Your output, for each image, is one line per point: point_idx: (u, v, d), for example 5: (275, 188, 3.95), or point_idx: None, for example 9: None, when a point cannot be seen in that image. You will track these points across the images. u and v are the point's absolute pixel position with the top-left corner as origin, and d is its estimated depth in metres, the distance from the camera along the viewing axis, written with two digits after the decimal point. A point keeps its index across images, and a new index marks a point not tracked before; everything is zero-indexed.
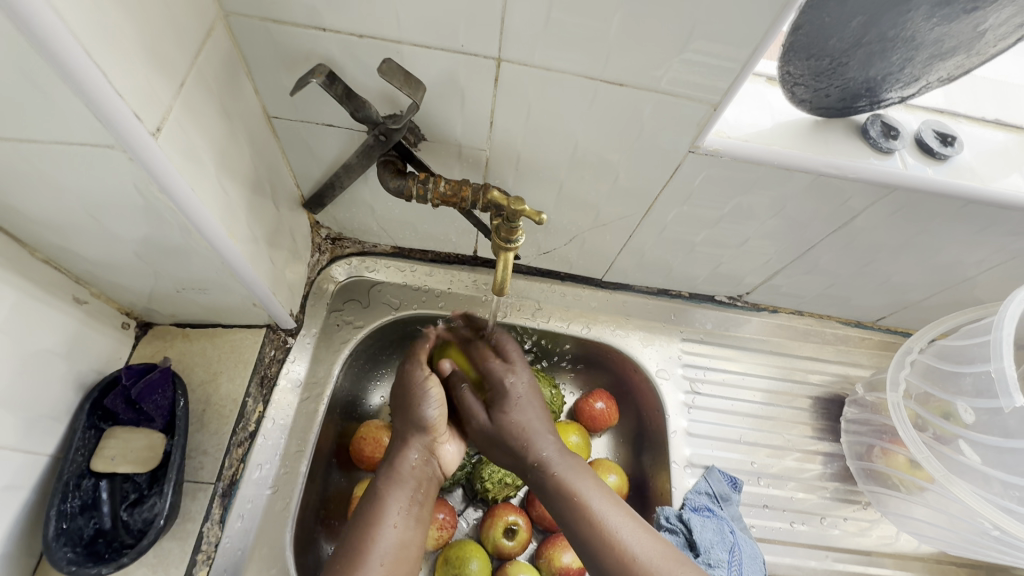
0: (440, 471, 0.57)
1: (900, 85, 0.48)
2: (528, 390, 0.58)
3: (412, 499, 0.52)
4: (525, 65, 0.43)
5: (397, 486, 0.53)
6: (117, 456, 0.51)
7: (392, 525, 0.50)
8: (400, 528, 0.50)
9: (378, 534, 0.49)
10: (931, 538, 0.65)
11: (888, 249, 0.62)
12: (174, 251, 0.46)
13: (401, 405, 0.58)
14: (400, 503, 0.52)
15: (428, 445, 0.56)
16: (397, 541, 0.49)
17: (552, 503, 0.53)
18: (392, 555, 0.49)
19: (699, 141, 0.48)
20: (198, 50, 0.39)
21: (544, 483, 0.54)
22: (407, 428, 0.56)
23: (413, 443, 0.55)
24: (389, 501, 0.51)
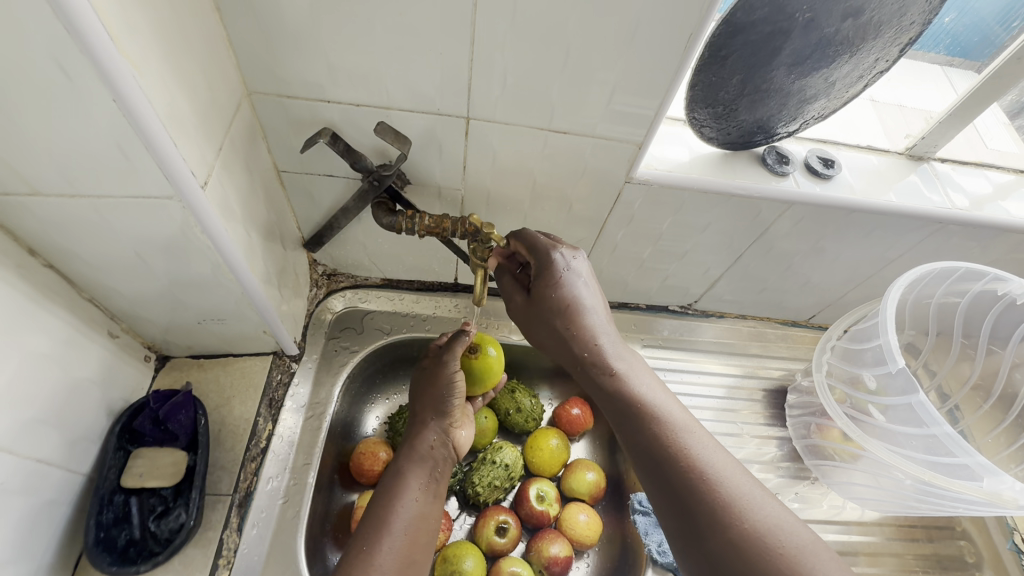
0: (452, 454, 0.67)
1: (785, 122, 0.61)
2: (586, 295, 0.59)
3: (430, 476, 0.62)
4: (488, 120, 0.55)
5: (417, 463, 0.63)
6: (146, 473, 0.57)
7: (414, 498, 0.59)
8: (420, 502, 0.59)
9: (401, 506, 0.58)
10: (869, 500, 0.74)
11: (801, 254, 0.74)
12: (203, 284, 0.55)
13: (425, 392, 0.68)
14: (419, 480, 0.61)
15: (443, 427, 0.67)
16: (418, 512, 0.58)
17: (618, 414, 0.54)
18: (414, 525, 0.57)
19: (632, 173, 0.60)
20: (231, 121, 0.49)
21: (614, 397, 0.55)
22: (427, 414, 0.67)
23: (432, 426, 0.66)
24: (409, 474, 0.61)
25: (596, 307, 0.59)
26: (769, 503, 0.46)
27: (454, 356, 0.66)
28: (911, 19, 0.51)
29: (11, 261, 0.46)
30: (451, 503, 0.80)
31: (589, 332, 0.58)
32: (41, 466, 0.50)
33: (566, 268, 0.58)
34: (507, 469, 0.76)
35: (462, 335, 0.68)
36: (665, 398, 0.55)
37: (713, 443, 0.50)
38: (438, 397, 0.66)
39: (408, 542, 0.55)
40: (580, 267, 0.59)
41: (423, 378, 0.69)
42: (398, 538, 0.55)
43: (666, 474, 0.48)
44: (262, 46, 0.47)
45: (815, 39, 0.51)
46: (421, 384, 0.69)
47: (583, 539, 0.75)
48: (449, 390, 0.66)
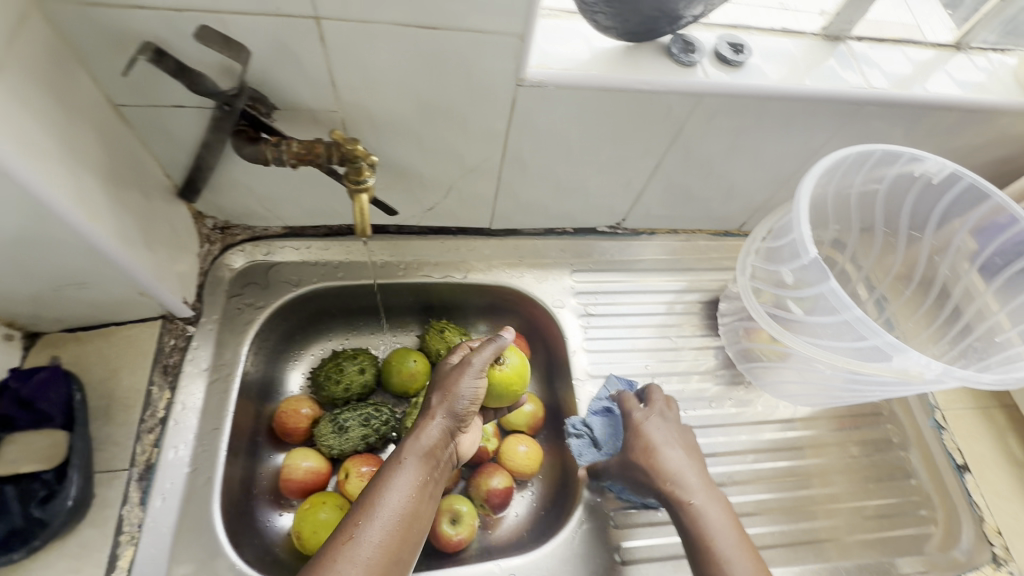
0: (453, 456, 0.61)
1: (688, 4, 0.54)
2: (677, 450, 0.63)
3: (428, 474, 0.56)
4: (342, 19, 0.47)
5: (420, 457, 0.56)
6: (20, 458, 0.53)
7: (409, 496, 0.53)
8: (414, 504, 0.54)
9: (394, 501, 0.52)
10: (799, 395, 0.75)
11: (721, 156, 0.71)
12: (37, 242, 0.48)
13: (444, 389, 0.60)
14: (416, 478, 0.55)
15: (455, 428, 0.60)
16: (409, 511, 0.53)
17: (691, 552, 0.58)
18: (401, 523, 0.52)
19: (523, 74, 0.54)
20: (15, 37, 0.41)
21: (686, 529, 0.59)
22: (439, 407, 0.59)
23: (441, 424, 0.59)
24: (406, 465, 0.55)
25: (686, 451, 0.64)
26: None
27: (479, 362, 0.62)
28: None
29: None
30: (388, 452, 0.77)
31: (668, 470, 0.61)
32: None
33: (645, 425, 0.65)
34: None
35: (496, 341, 0.64)
36: (736, 538, 0.57)
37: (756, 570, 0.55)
38: (456, 398, 0.60)
39: (391, 541, 0.50)
40: (660, 420, 0.66)
41: (446, 374, 0.62)
42: (381, 535, 0.50)
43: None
44: None
45: None
46: (440, 380, 0.62)
47: (522, 469, 0.75)
48: (468, 394, 0.60)
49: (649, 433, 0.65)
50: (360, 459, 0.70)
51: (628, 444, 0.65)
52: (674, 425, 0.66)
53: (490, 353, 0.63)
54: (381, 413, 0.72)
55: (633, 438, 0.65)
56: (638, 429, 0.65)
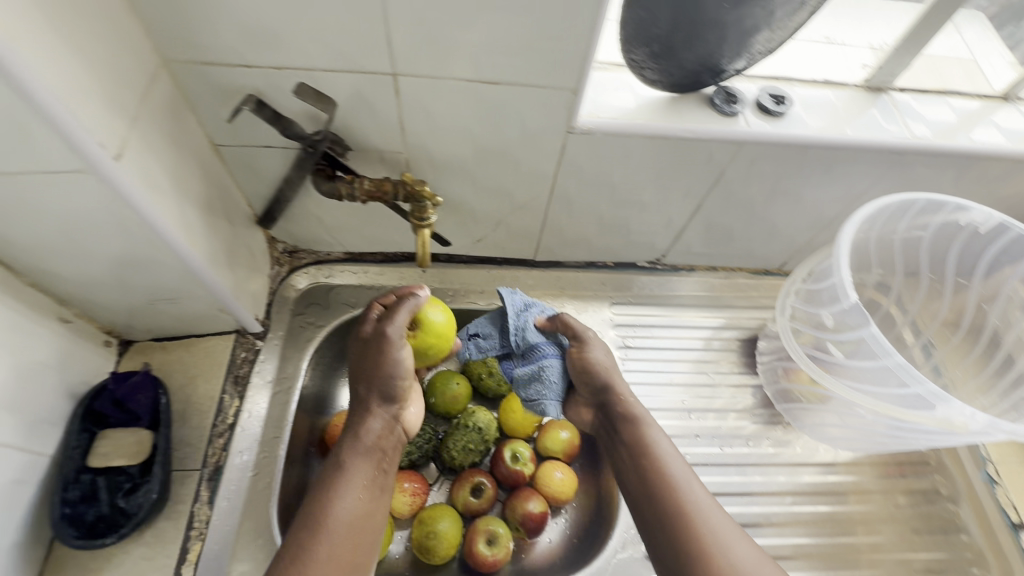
0: (400, 438, 0.65)
1: (730, 58, 0.59)
2: (620, 375, 0.67)
3: (373, 469, 0.59)
4: (415, 76, 0.53)
5: (361, 456, 0.59)
6: (111, 451, 0.58)
7: (356, 496, 0.57)
8: (365, 498, 0.57)
9: (342, 503, 0.56)
10: (839, 439, 0.75)
11: (761, 198, 0.73)
12: (145, 263, 0.55)
13: (377, 368, 0.62)
14: (362, 475, 0.58)
15: (391, 413, 0.64)
16: (362, 510, 0.56)
17: (638, 465, 0.60)
18: (356, 521, 0.55)
19: (573, 121, 0.59)
20: (146, 91, 0.48)
21: (633, 444, 0.62)
22: (370, 398, 0.62)
23: (378, 414, 0.62)
24: (352, 466, 0.58)
25: (619, 372, 0.67)
26: (740, 542, 0.54)
27: (397, 330, 0.62)
28: None
29: None
30: (428, 471, 0.81)
31: (616, 384, 0.65)
32: None
33: (595, 355, 0.66)
34: (480, 432, 0.78)
35: (407, 304, 0.64)
36: (682, 463, 0.60)
37: (702, 487, 0.58)
38: (389, 377, 0.62)
39: (351, 543, 0.54)
40: (606, 350, 0.68)
41: (368, 351, 0.63)
42: (337, 540, 0.53)
43: (671, 521, 0.55)
44: (166, 9, 0.46)
45: None
46: (364, 362, 0.63)
47: (558, 495, 0.76)
48: (398, 367, 0.62)
49: (600, 372, 0.66)
50: (403, 475, 0.75)
51: (579, 375, 0.67)
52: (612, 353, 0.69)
53: (406, 319, 0.63)
54: (423, 432, 0.77)
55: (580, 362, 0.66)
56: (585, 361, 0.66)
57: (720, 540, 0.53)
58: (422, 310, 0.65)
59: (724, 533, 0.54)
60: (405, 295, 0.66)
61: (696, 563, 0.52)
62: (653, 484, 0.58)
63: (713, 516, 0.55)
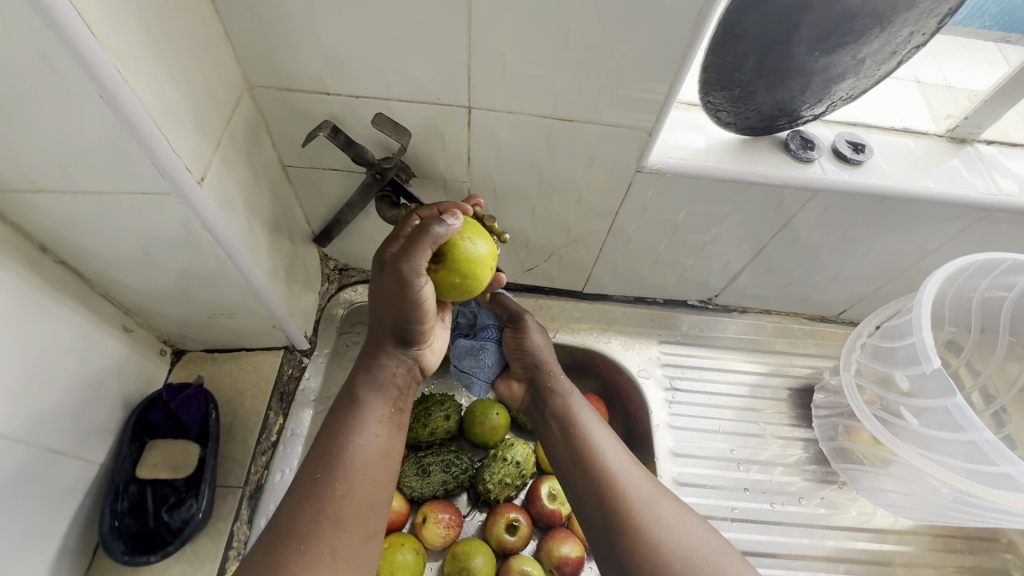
0: (420, 377, 0.58)
1: (810, 104, 0.57)
2: (548, 350, 0.71)
3: (393, 408, 0.53)
4: (490, 109, 0.53)
5: (376, 394, 0.52)
6: (159, 463, 0.59)
7: (375, 433, 0.50)
8: (383, 436, 0.51)
9: (356, 442, 0.49)
10: (902, 507, 0.69)
11: (829, 246, 0.70)
12: (210, 280, 0.56)
13: (395, 305, 0.52)
14: (377, 411, 0.52)
15: (413, 354, 0.56)
16: (380, 449, 0.50)
17: (563, 431, 0.62)
18: (375, 461, 0.49)
19: (643, 160, 0.58)
20: (230, 115, 0.49)
21: (558, 413, 0.64)
22: (388, 337, 0.54)
23: (394, 354, 0.54)
24: (367, 404, 0.51)
25: (549, 348, 0.71)
26: (665, 499, 0.55)
27: (416, 271, 0.49)
28: None
29: (21, 256, 0.47)
30: (461, 500, 0.79)
31: (544, 361, 0.69)
32: (55, 455, 0.52)
33: (530, 332, 0.71)
34: (519, 467, 0.74)
35: (429, 238, 0.48)
36: (605, 432, 0.62)
37: (625, 452, 0.60)
38: (409, 316, 0.52)
39: (368, 484, 0.48)
40: (544, 335, 0.72)
41: (385, 286, 0.52)
42: (356, 481, 0.47)
43: (595, 483, 0.56)
44: (259, 37, 0.47)
45: (839, 13, 0.47)
46: (381, 297, 0.53)
47: None
48: (418, 307, 0.52)
49: (536, 353, 0.70)
50: (438, 505, 0.73)
51: (513, 351, 0.71)
52: (547, 337, 0.73)
53: (427, 257, 0.49)
54: (460, 462, 0.75)
55: (516, 342, 0.71)
56: (524, 341, 0.70)
57: (643, 498, 0.54)
58: (460, 238, 0.50)
59: (648, 493, 0.55)
60: (430, 220, 0.50)
61: (624, 521, 0.53)
62: (576, 450, 0.60)
63: (635, 477, 0.56)
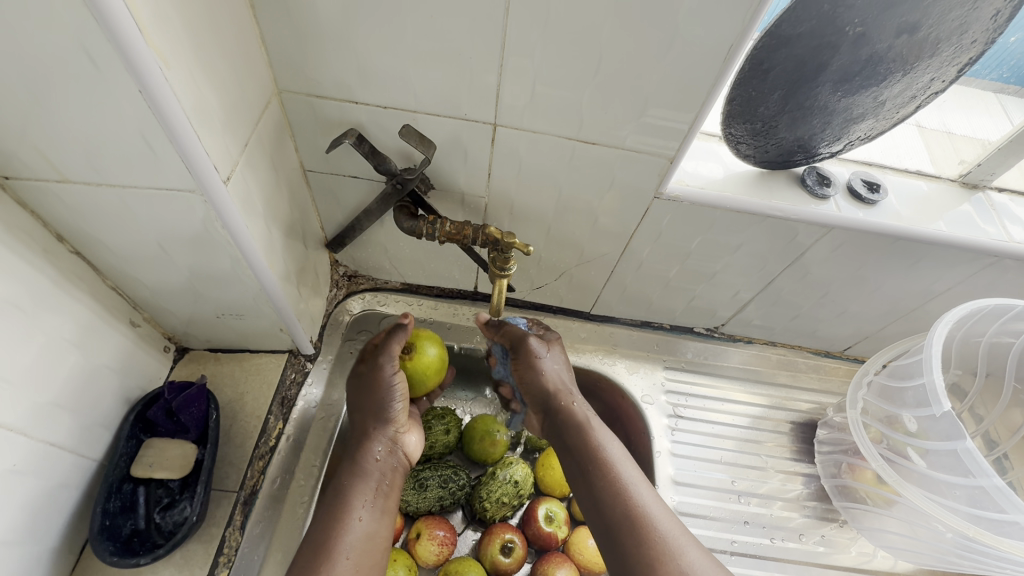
0: (404, 462, 0.62)
1: (828, 142, 0.58)
2: (565, 373, 0.68)
3: (375, 491, 0.56)
4: (515, 128, 0.54)
5: (360, 478, 0.56)
6: (155, 463, 0.57)
7: (358, 519, 0.53)
8: (367, 521, 0.54)
9: (344, 529, 0.51)
10: (903, 550, 0.68)
11: (837, 283, 0.70)
12: (222, 279, 0.55)
13: (371, 396, 0.61)
14: (362, 496, 0.55)
15: (390, 435, 0.61)
16: (364, 533, 0.53)
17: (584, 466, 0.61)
18: (359, 546, 0.52)
19: (662, 188, 0.58)
20: (258, 118, 0.49)
21: (578, 444, 0.62)
22: (369, 422, 0.60)
23: (376, 438, 0.60)
24: (352, 490, 0.55)
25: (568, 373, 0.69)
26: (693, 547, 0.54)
27: (390, 359, 0.61)
28: (973, 37, 0.47)
29: (38, 244, 0.47)
30: (456, 517, 0.77)
31: (558, 387, 0.67)
32: (53, 448, 0.51)
33: (539, 356, 0.67)
34: (516, 486, 0.73)
35: (398, 334, 0.62)
36: (632, 468, 0.60)
37: (656, 495, 0.58)
38: (383, 404, 0.60)
39: (353, 567, 0.50)
40: (554, 357, 0.68)
41: (362, 382, 0.63)
42: (343, 567, 0.49)
43: (622, 527, 0.55)
44: (294, 44, 0.48)
45: (865, 55, 0.48)
46: (359, 394, 0.62)
47: (590, 565, 0.72)
48: (392, 394, 0.61)
49: (547, 381, 0.67)
50: (432, 522, 0.71)
51: (523, 377, 0.68)
52: (561, 354, 0.70)
53: (398, 346, 0.62)
54: (458, 478, 0.74)
55: (528, 369, 0.68)
56: (534, 369, 0.67)
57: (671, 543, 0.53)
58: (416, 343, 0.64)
59: (677, 538, 0.54)
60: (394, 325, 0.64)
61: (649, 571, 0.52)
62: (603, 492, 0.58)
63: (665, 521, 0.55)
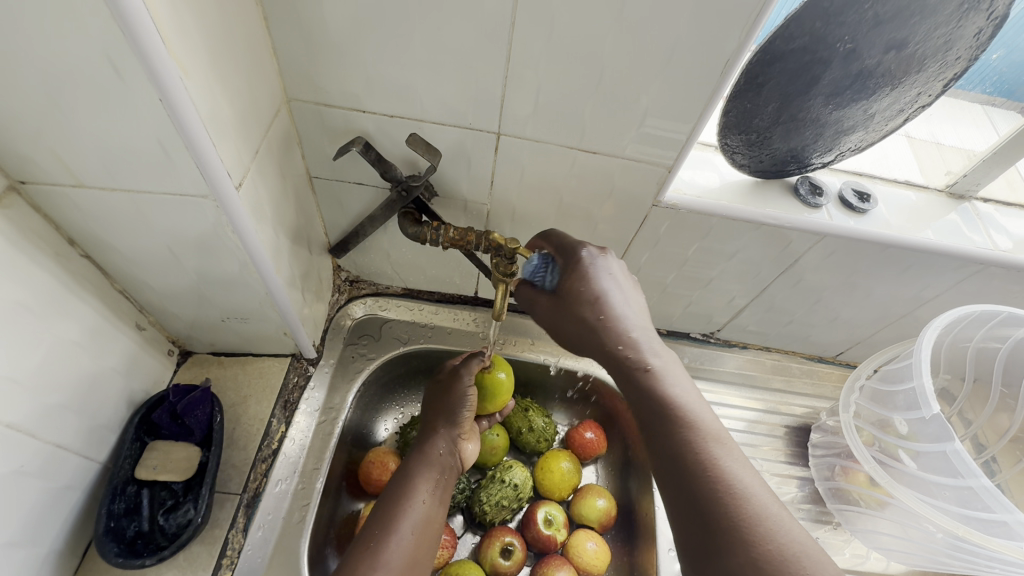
0: (459, 465, 0.67)
1: (820, 153, 0.60)
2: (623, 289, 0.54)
3: (438, 482, 0.63)
4: (518, 137, 0.55)
5: (426, 468, 0.63)
6: (159, 465, 0.58)
7: (422, 501, 0.60)
8: (428, 506, 0.60)
9: (410, 508, 0.58)
10: (896, 552, 0.69)
11: (830, 289, 0.72)
12: (229, 283, 0.56)
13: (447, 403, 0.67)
14: (427, 482, 0.62)
15: (455, 437, 0.67)
16: (425, 514, 0.59)
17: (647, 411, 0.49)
18: (420, 527, 0.58)
19: (660, 196, 0.60)
20: (268, 125, 0.51)
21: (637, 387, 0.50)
22: (439, 421, 0.66)
23: (442, 437, 0.66)
24: (418, 472, 0.62)
25: (629, 302, 0.54)
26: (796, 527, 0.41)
27: (467, 372, 0.68)
28: (957, 53, 0.49)
29: (51, 248, 0.48)
30: (455, 521, 0.77)
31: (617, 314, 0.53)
32: (59, 450, 0.51)
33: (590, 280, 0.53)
34: (516, 489, 0.74)
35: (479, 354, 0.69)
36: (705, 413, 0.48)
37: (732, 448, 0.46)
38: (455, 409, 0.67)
39: (413, 543, 0.56)
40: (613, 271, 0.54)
41: (437, 391, 0.69)
42: (406, 539, 0.56)
43: (696, 497, 0.44)
44: (305, 54, 0.49)
45: (855, 70, 0.50)
46: (435, 401, 0.69)
47: (590, 568, 0.73)
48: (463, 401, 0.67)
49: (603, 302, 0.53)
50: None
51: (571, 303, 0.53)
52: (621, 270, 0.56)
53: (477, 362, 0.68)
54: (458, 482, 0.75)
55: (579, 292, 0.53)
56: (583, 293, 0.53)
57: (758, 512, 0.42)
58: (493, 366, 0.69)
59: (771, 517, 0.41)
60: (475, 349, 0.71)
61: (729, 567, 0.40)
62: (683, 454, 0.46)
63: (748, 485, 0.43)
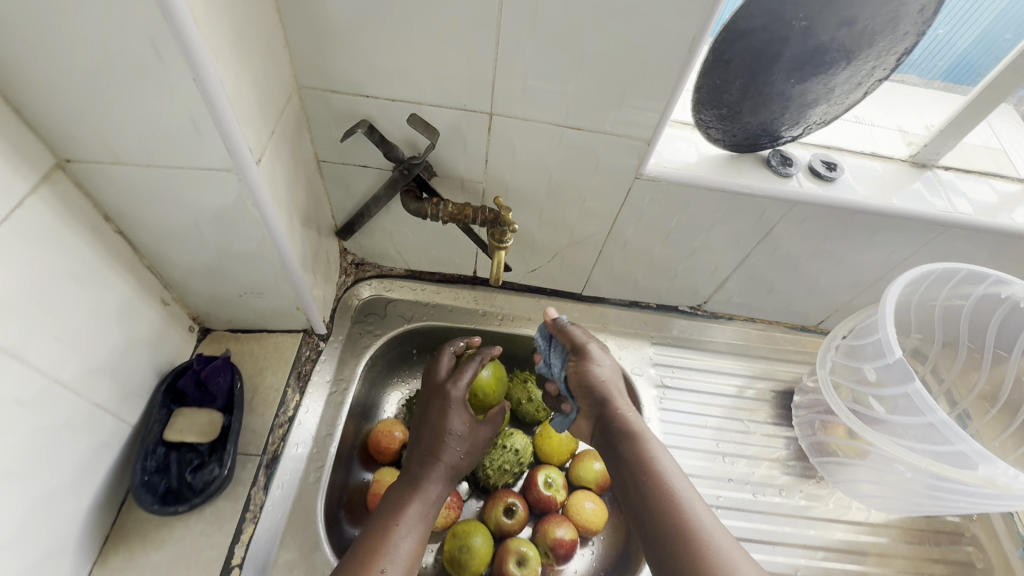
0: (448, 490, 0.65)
1: (788, 125, 0.65)
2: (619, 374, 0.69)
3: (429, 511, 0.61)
4: (509, 117, 0.60)
5: (420, 495, 0.61)
6: (185, 427, 0.62)
7: (413, 532, 0.58)
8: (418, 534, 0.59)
9: (399, 538, 0.57)
10: (874, 498, 0.74)
11: (805, 256, 0.77)
12: (247, 257, 0.61)
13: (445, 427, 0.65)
14: (420, 510, 0.60)
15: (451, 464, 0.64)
16: (415, 545, 0.58)
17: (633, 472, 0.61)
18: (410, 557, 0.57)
19: (641, 169, 0.65)
20: (282, 110, 0.56)
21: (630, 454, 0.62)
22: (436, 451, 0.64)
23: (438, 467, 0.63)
24: (412, 500, 0.60)
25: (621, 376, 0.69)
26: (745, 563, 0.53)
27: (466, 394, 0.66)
28: (905, 29, 0.55)
29: (90, 224, 0.53)
30: (460, 486, 0.82)
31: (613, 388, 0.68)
32: (97, 409, 0.56)
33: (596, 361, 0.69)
34: (516, 455, 0.79)
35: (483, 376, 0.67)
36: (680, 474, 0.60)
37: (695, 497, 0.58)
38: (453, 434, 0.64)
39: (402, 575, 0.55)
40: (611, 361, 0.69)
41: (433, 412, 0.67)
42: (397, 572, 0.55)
43: (666, 536, 0.55)
44: (314, 44, 0.54)
45: (812, 46, 0.55)
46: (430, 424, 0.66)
47: (589, 525, 0.77)
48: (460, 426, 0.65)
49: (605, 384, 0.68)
50: None
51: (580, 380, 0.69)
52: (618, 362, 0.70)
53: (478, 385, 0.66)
54: None
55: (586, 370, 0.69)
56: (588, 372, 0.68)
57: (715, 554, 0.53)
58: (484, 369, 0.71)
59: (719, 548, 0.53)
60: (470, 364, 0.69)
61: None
62: (650, 509, 0.58)
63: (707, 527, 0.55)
